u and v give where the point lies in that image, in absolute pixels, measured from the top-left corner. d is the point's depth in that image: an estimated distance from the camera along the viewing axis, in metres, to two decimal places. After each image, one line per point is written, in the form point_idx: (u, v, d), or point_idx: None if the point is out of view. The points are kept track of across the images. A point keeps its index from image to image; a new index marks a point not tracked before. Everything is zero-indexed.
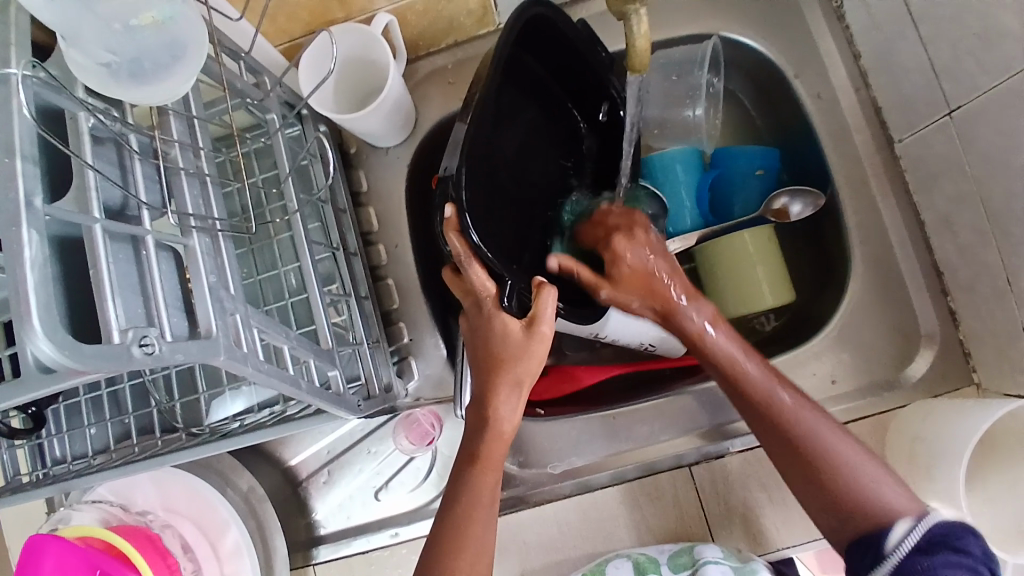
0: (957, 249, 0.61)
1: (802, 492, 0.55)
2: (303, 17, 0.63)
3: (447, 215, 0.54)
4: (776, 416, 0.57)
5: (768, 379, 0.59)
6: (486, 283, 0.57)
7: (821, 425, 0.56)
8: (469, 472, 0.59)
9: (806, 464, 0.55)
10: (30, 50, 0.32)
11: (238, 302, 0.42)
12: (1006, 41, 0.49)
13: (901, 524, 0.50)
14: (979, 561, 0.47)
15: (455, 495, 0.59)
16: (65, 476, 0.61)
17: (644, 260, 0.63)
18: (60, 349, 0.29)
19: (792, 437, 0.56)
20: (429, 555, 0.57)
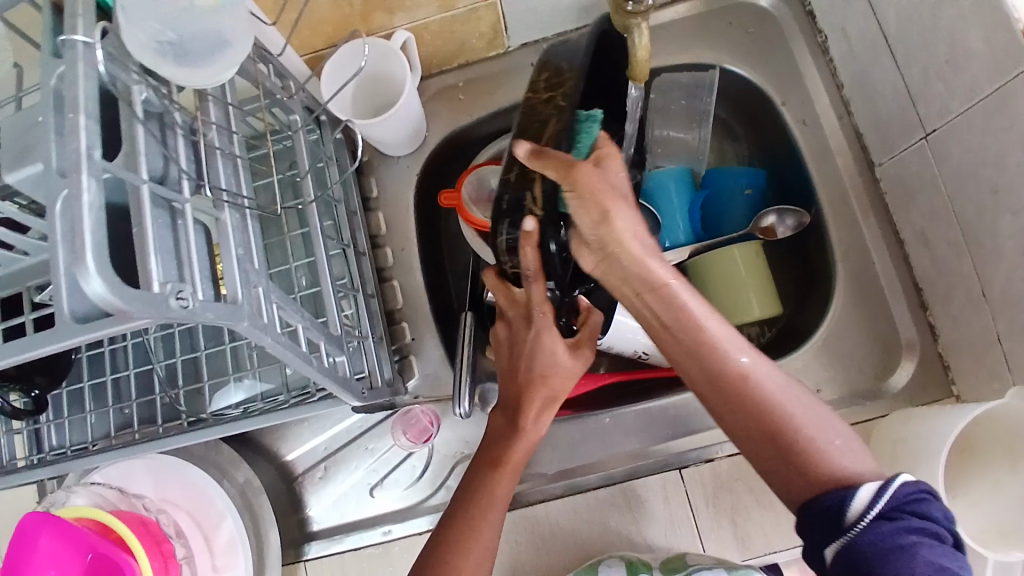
0: (934, 263, 0.65)
1: (738, 440, 0.50)
2: (327, 28, 0.67)
3: (529, 229, 0.53)
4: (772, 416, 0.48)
5: (729, 340, 0.50)
6: (545, 303, 0.61)
7: (811, 420, 0.48)
8: (490, 473, 0.61)
9: (799, 472, 0.47)
10: (93, 20, 0.36)
11: (260, 275, 0.45)
12: (971, 65, 0.54)
13: (865, 490, 0.43)
14: (939, 526, 0.43)
15: (473, 495, 0.60)
16: (65, 457, 0.64)
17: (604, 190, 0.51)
18: (108, 287, 0.31)
19: (745, 402, 0.49)
20: (434, 546, 0.59)
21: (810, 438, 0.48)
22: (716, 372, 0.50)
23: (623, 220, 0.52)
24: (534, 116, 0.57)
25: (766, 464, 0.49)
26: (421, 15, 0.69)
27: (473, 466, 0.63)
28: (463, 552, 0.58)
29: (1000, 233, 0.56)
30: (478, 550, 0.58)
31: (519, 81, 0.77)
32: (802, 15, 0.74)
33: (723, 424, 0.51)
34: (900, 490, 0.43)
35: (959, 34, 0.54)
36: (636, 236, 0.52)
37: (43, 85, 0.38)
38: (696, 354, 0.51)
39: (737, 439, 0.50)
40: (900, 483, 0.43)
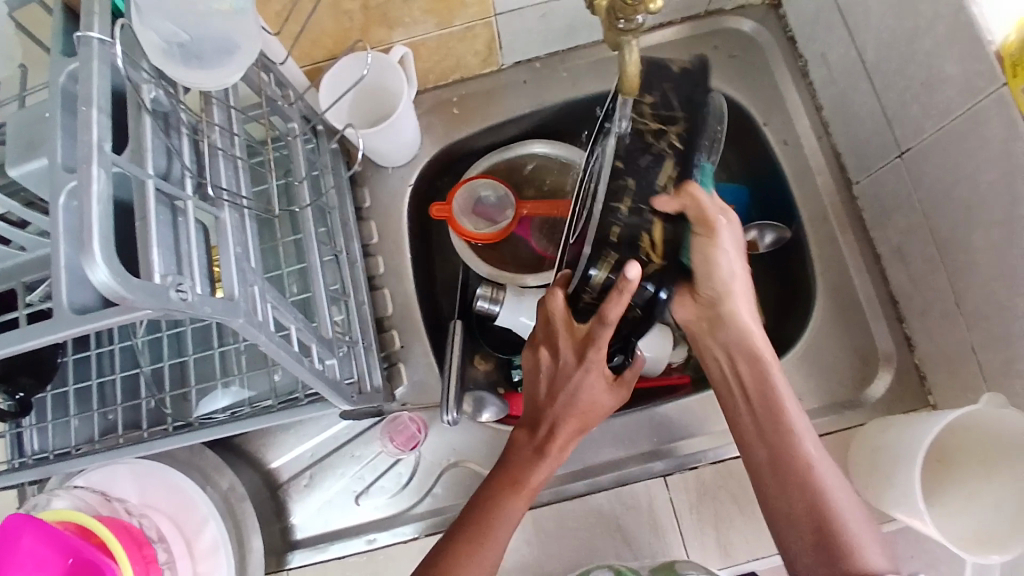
0: (910, 277, 0.68)
1: (765, 490, 0.58)
2: (327, 41, 0.67)
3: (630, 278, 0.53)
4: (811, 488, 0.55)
5: (796, 422, 0.59)
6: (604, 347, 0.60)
7: (846, 506, 0.55)
8: (506, 493, 0.61)
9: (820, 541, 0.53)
10: (108, 20, 0.37)
11: (256, 275, 0.45)
12: (944, 88, 0.57)
13: None
14: None
15: (484, 516, 0.60)
16: (49, 461, 0.63)
17: (731, 245, 0.60)
18: (114, 276, 0.32)
19: (790, 473, 0.56)
20: (434, 558, 0.59)
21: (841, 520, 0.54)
22: (773, 434, 0.59)
23: (726, 268, 0.61)
24: (640, 143, 0.57)
25: (784, 510, 0.56)
26: (418, 31, 0.70)
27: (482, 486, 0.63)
28: (470, 561, 0.57)
29: (973, 247, 0.58)
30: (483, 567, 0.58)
31: (512, 97, 0.79)
32: (784, 41, 0.78)
33: (763, 486, 0.58)
34: None
35: (934, 59, 0.57)
36: (748, 310, 0.63)
37: (51, 83, 0.40)
38: (762, 418, 0.60)
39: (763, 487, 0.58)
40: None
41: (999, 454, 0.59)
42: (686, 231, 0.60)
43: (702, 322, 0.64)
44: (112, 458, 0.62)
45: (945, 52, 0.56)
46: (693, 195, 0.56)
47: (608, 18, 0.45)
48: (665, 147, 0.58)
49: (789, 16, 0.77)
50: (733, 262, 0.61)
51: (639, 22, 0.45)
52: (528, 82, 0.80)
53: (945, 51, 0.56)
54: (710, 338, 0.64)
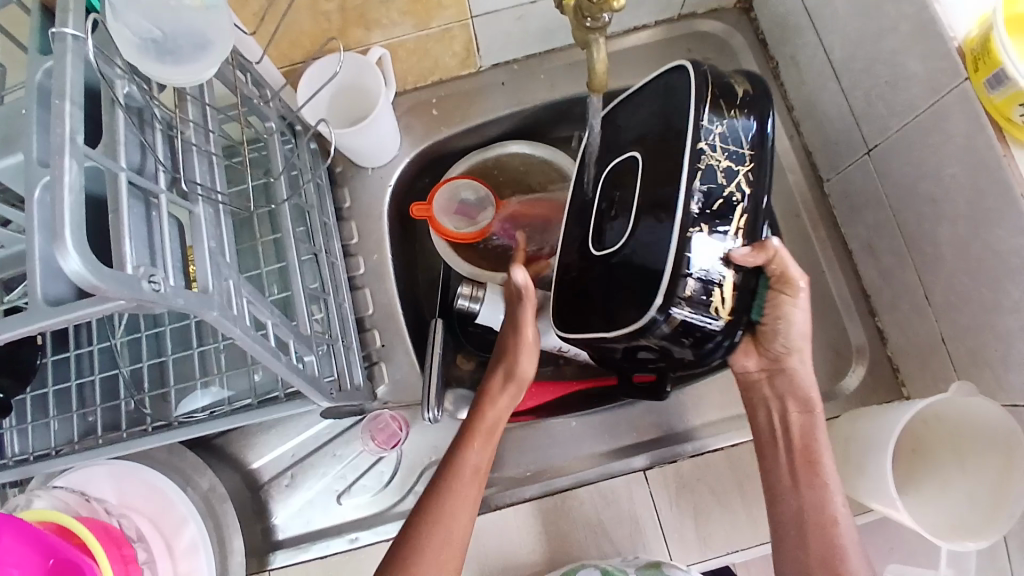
0: (880, 270, 0.70)
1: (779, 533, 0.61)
2: (306, 42, 0.68)
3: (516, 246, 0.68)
4: (828, 531, 0.59)
5: (831, 475, 0.61)
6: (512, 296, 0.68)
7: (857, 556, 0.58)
8: (462, 454, 0.63)
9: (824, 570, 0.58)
10: (82, 16, 0.38)
11: (231, 270, 0.46)
12: (908, 85, 0.58)
13: None
14: None
15: (447, 479, 0.61)
16: (30, 462, 0.63)
17: (804, 310, 0.59)
18: (86, 265, 0.32)
19: (811, 512, 0.60)
20: (403, 528, 0.60)
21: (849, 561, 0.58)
22: (798, 484, 0.61)
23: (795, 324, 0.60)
24: (710, 182, 0.53)
25: (793, 553, 0.60)
26: (397, 33, 0.71)
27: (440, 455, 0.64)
28: (432, 522, 0.59)
29: (939, 239, 0.60)
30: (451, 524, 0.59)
31: (491, 99, 0.81)
32: (756, 43, 0.80)
33: (782, 515, 0.61)
34: None
35: (898, 56, 0.59)
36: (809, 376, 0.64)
37: (27, 80, 0.40)
38: (792, 469, 0.62)
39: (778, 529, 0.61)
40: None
41: (968, 441, 0.60)
42: (761, 290, 0.59)
43: (763, 373, 0.65)
44: (90, 457, 0.61)
45: (909, 48, 0.57)
46: (776, 251, 0.54)
47: (576, 16, 0.46)
48: (738, 194, 0.54)
49: (760, 18, 0.79)
50: (800, 326, 0.60)
51: (606, 19, 0.46)
52: (507, 84, 0.81)
53: (908, 48, 0.57)
54: (765, 389, 0.65)
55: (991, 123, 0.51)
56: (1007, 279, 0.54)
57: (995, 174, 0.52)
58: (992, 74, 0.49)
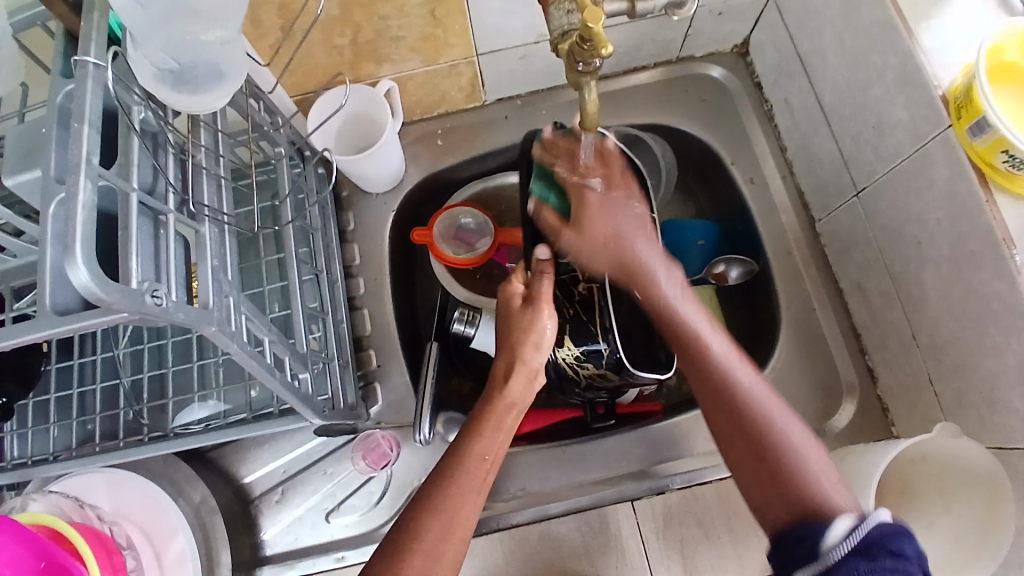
0: (869, 310, 0.71)
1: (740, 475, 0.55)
2: (318, 74, 0.71)
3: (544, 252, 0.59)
4: (749, 428, 0.54)
5: (733, 361, 0.56)
6: (545, 306, 0.60)
7: (801, 450, 0.53)
8: (479, 470, 0.55)
9: (760, 469, 0.53)
10: (104, 46, 0.40)
11: (232, 287, 0.48)
12: (894, 132, 0.61)
13: (843, 526, 0.46)
14: (913, 564, 0.43)
15: (457, 488, 0.54)
16: (28, 466, 0.65)
17: (613, 223, 0.62)
18: (94, 278, 0.34)
19: (725, 407, 0.55)
20: (393, 538, 0.52)
21: (785, 452, 0.53)
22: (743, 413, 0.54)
23: (607, 229, 0.62)
24: None
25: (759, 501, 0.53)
26: (406, 68, 0.74)
27: (439, 470, 0.55)
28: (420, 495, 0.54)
29: (923, 281, 0.61)
30: (449, 547, 0.52)
31: (496, 131, 0.84)
32: (752, 87, 0.83)
33: (710, 422, 0.57)
34: (875, 527, 0.45)
35: (884, 103, 0.61)
36: (667, 281, 0.61)
37: (50, 102, 0.43)
38: (733, 397, 0.55)
39: (741, 474, 0.55)
40: (877, 522, 0.45)
41: (954, 483, 0.60)
42: None
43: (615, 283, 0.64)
44: (86, 463, 0.64)
45: (894, 96, 0.59)
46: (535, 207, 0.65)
47: (569, 60, 0.49)
48: None
49: (755, 63, 0.82)
50: (636, 234, 0.63)
51: (597, 65, 0.49)
52: (510, 118, 0.84)
53: (892, 96, 0.60)
54: (671, 324, 0.59)
55: (973, 169, 0.53)
56: (990, 321, 0.54)
57: (975, 218, 0.53)
58: (974, 122, 0.51)
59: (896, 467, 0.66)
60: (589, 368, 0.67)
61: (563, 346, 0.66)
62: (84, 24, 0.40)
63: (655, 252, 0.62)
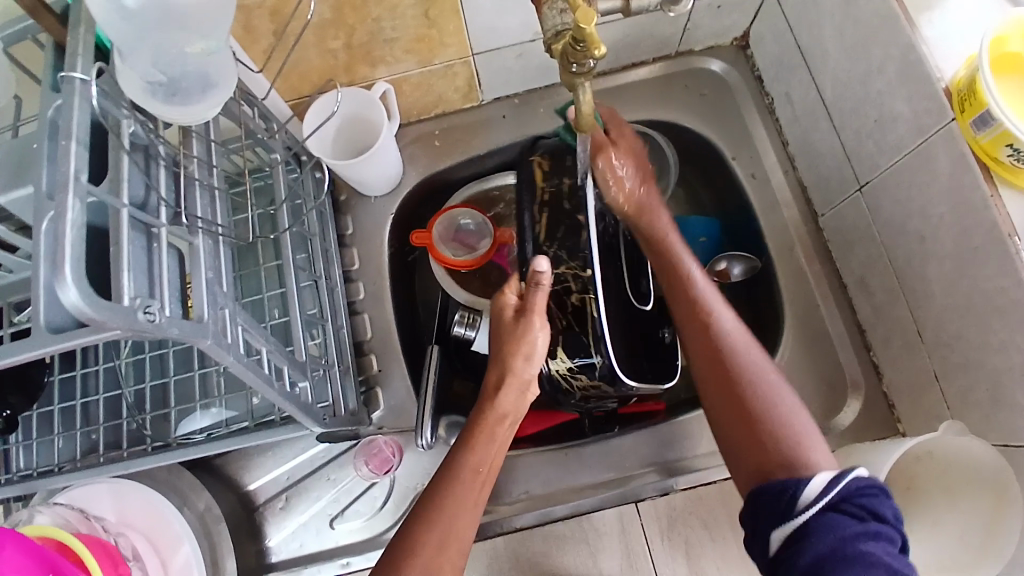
0: (873, 306, 0.70)
1: (721, 429, 0.56)
2: (313, 78, 0.71)
3: (540, 269, 0.58)
4: (737, 385, 0.56)
5: (732, 326, 0.60)
6: (534, 318, 0.60)
7: (788, 410, 0.55)
8: (476, 479, 0.57)
9: (745, 424, 0.55)
10: (90, 59, 0.40)
11: (227, 299, 0.47)
12: (897, 126, 0.59)
13: (823, 478, 0.48)
14: (892, 527, 0.46)
15: (453, 498, 0.55)
16: (33, 477, 0.65)
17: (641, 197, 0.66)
18: (83, 298, 0.34)
19: (718, 362, 0.58)
20: (397, 542, 0.54)
21: (769, 411, 0.55)
22: (734, 371, 0.57)
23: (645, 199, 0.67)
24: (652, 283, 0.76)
25: (737, 454, 0.55)
26: (401, 69, 0.73)
27: (438, 478, 0.57)
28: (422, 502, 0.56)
29: (927, 277, 0.60)
30: (449, 554, 0.53)
31: (494, 131, 0.83)
32: (752, 80, 0.82)
33: (698, 381, 0.59)
34: (851, 481, 0.47)
35: (886, 97, 0.60)
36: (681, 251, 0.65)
37: (40, 116, 0.43)
38: (728, 357, 0.58)
39: (722, 425, 0.56)
40: (855, 478, 0.47)
41: (958, 483, 0.60)
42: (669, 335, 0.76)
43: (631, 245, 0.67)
44: (89, 475, 0.64)
45: (896, 90, 0.58)
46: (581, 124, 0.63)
47: (562, 60, 0.48)
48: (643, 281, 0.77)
49: (755, 56, 0.81)
50: (654, 208, 0.67)
51: (592, 65, 0.48)
52: (508, 117, 0.83)
53: (894, 90, 0.58)
54: (675, 284, 0.63)
55: (977, 163, 0.52)
56: (995, 318, 0.54)
57: (979, 214, 0.52)
58: (978, 116, 0.50)
59: (902, 464, 0.65)
60: (582, 379, 0.67)
61: (557, 357, 0.66)
62: (71, 38, 0.40)
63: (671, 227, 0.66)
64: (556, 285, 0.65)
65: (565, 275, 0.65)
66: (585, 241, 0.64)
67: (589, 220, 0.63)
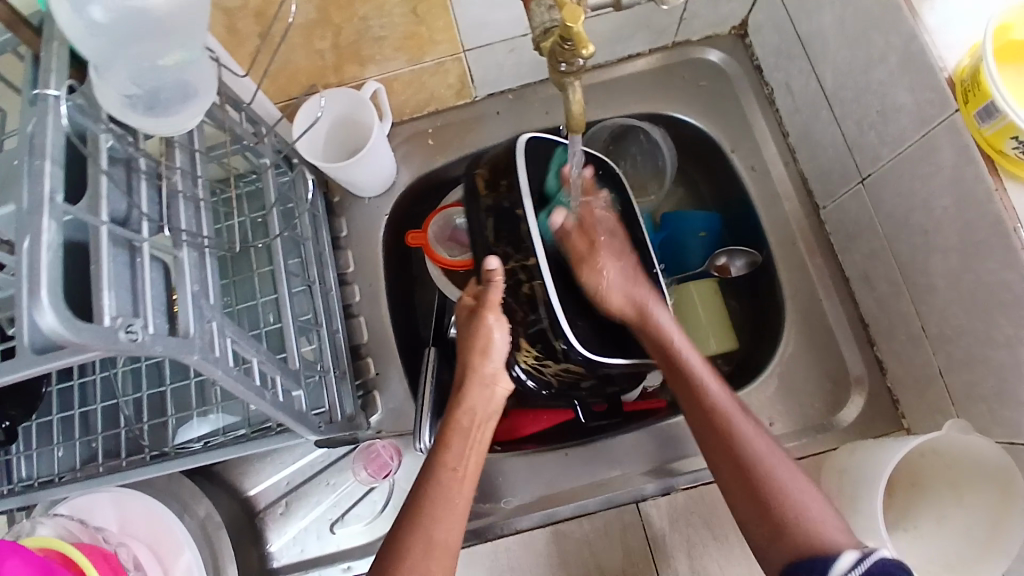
0: (877, 300, 0.69)
1: (740, 516, 0.55)
2: (301, 79, 0.70)
3: (490, 266, 0.62)
4: (751, 475, 0.55)
5: (732, 409, 0.58)
6: (489, 315, 0.63)
7: (804, 497, 0.53)
8: (453, 478, 0.57)
9: (765, 517, 0.53)
10: (65, 75, 0.40)
11: (215, 311, 0.47)
12: (899, 117, 0.58)
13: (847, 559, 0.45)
14: None
15: (436, 502, 0.55)
16: (34, 489, 0.65)
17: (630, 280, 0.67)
18: (61, 320, 0.34)
19: (728, 451, 0.56)
20: (385, 550, 0.54)
21: (786, 500, 0.53)
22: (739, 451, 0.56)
23: (637, 283, 0.67)
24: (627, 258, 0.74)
25: (760, 542, 0.53)
26: (391, 68, 0.72)
27: (416, 484, 0.58)
28: (408, 505, 0.56)
29: (931, 272, 0.59)
30: (438, 554, 0.53)
31: (488, 128, 0.82)
32: (751, 69, 0.80)
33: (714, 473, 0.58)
34: (877, 562, 0.44)
35: (888, 88, 0.58)
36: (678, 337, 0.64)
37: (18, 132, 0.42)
38: (731, 436, 0.57)
39: (745, 521, 0.54)
40: (878, 557, 0.44)
41: (967, 478, 0.59)
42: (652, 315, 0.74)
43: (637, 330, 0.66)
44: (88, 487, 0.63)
45: (898, 81, 0.57)
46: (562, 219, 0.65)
47: (551, 60, 0.47)
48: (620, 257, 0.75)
49: (755, 45, 0.79)
50: (644, 292, 0.66)
51: (581, 64, 0.47)
52: (502, 114, 0.82)
53: (896, 81, 0.57)
54: (676, 376, 0.62)
55: (982, 156, 0.50)
56: (1001, 314, 0.52)
57: (984, 208, 0.51)
58: (982, 107, 0.48)
59: (908, 460, 0.64)
60: (552, 364, 0.67)
61: (521, 349, 0.66)
62: (44, 54, 0.40)
63: (663, 307, 0.66)
64: (508, 279, 0.65)
65: (515, 269, 0.65)
66: (524, 231, 0.64)
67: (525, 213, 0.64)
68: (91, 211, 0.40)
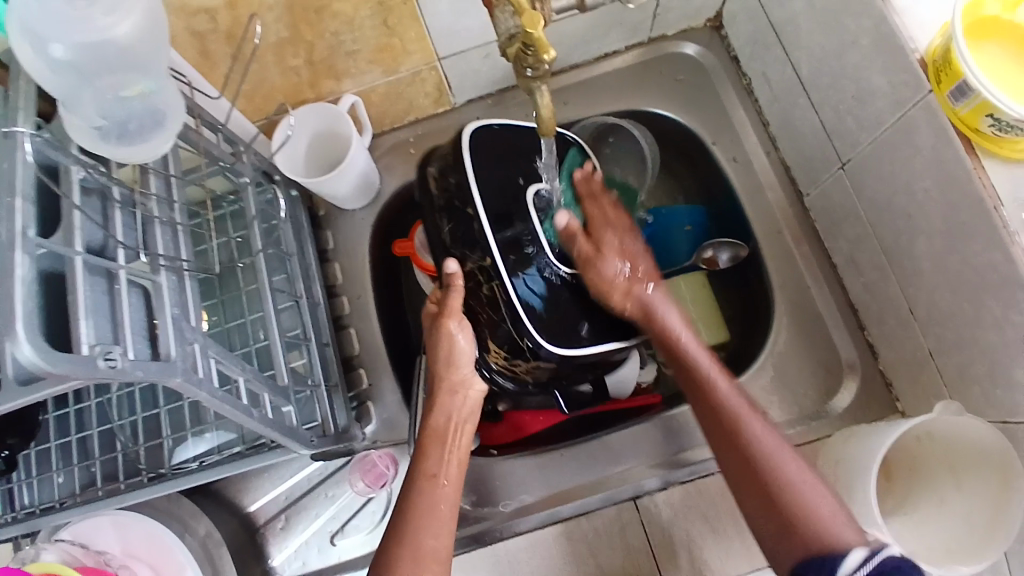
0: (864, 285, 0.68)
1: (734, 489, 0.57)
2: (277, 95, 0.70)
3: (451, 268, 0.61)
4: (739, 444, 0.56)
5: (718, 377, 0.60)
6: (450, 320, 0.62)
7: (787, 462, 0.54)
8: (433, 485, 0.58)
9: (754, 487, 0.55)
10: (34, 111, 0.41)
11: (197, 332, 0.47)
12: (875, 101, 0.58)
13: (853, 559, 0.45)
14: None
15: (418, 513, 0.56)
16: (35, 515, 0.65)
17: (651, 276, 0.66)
18: (38, 352, 0.35)
19: (717, 418, 0.59)
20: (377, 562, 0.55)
21: (771, 466, 0.54)
22: (746, 449, 0.56)
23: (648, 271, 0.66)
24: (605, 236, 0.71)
25: (753, 515, 0.55)
26: (366, 79, 0.72)
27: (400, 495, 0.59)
28: (396, 517, 0.56)
29: (917, 254, 0.59)
30: (427, 560, 0.54)
31: None
32: (728, 60, 0.80)
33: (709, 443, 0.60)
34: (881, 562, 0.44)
35: (862, 73, 0.58)
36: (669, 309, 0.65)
37: None
38: (737, 428, 0.57)
39: (737, 491, 0.56)
40: (883, 556, 0.44)
41: (962, 460, 0.58)
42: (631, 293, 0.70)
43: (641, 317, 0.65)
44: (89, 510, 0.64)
45: (872, 64, 0.56)
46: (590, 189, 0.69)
47: (516, 66, 0.47)
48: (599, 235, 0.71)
49: (730, 36, 0.78)
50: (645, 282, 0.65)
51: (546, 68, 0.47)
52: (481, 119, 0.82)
53: (869, 66, 0.57)
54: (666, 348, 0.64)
55: (958, 135, 0.50)
56: (988, 295, 0.52)
57: (965, 188, 0.51)
58: (955, 85, 0.48)
59: (904, 445, 0.65)
60: (522, 363, 0.64)
61: (489, 349, 0.64)
62: (12, 92, 0.41)
63: (667, 302, 0.65)
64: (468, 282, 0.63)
65: (473, 271, 0.63)
66: (478, 230, 0.61)
67: (476, 210, 0.61)
68: (65, 242, 0.40)
